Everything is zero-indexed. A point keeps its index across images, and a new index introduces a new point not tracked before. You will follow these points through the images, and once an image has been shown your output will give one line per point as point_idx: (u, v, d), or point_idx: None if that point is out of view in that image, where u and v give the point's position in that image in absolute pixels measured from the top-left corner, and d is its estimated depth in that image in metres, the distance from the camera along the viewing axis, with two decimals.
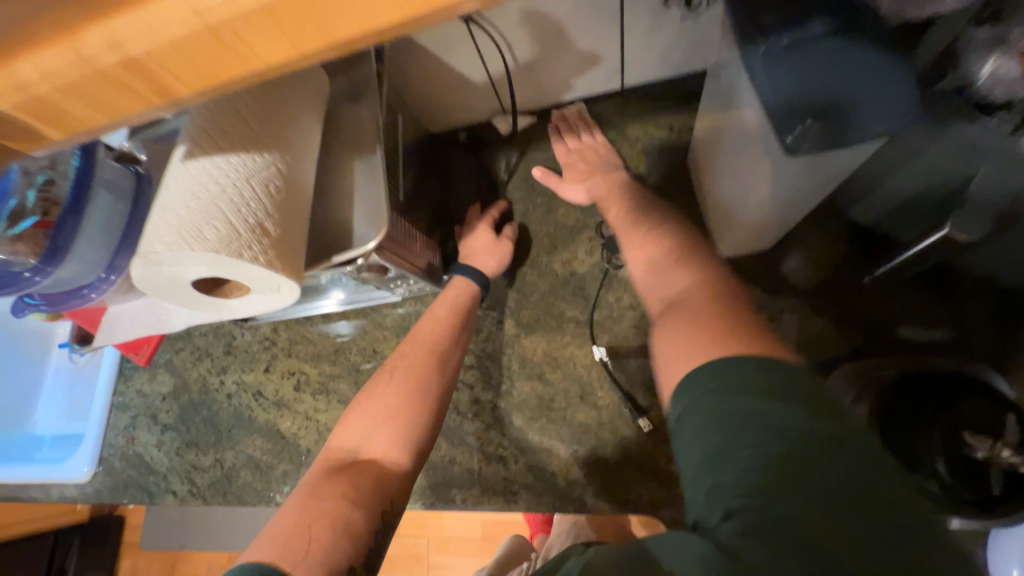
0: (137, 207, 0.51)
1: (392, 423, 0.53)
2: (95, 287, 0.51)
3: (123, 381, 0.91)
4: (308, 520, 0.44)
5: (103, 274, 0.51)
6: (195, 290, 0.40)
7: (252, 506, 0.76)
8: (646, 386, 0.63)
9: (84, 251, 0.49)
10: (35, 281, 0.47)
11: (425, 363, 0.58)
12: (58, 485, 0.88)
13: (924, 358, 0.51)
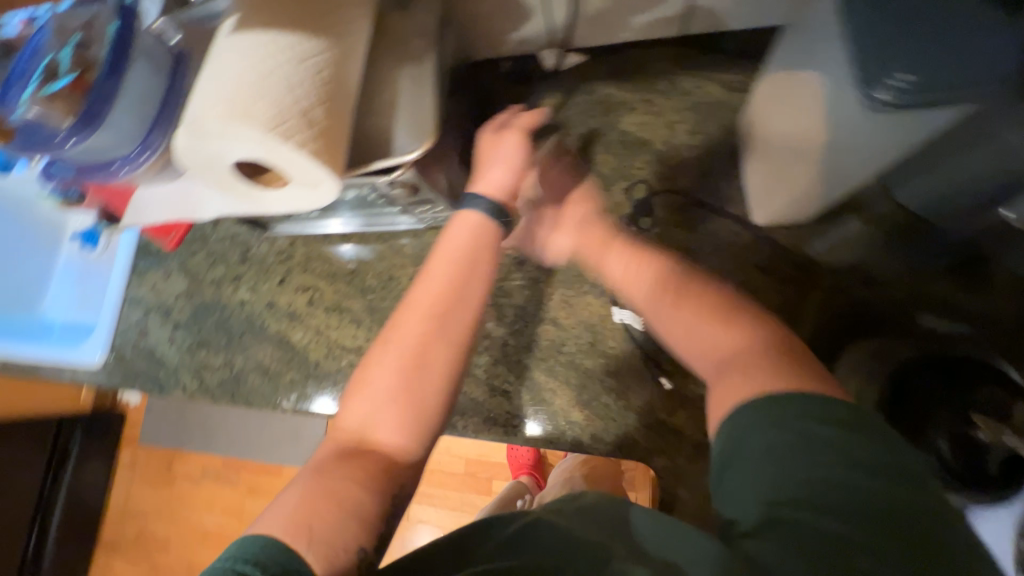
0: (174, 85, 0.48)
1: (402, 401, 0.44)
2: (127, 163, 0.48)
3: (137, 275, 0.92)
4: (313, 504, 0.38)
5: (136, 151, 0.48)
6: (236, 175, 0.39)
7: (258, 408, 0.78)
8: (658, 343, 0.63)
9: (121, 123, 0.46)
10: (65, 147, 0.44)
11: (430, 330, 0.46)
12: (70, 366, 0.91)
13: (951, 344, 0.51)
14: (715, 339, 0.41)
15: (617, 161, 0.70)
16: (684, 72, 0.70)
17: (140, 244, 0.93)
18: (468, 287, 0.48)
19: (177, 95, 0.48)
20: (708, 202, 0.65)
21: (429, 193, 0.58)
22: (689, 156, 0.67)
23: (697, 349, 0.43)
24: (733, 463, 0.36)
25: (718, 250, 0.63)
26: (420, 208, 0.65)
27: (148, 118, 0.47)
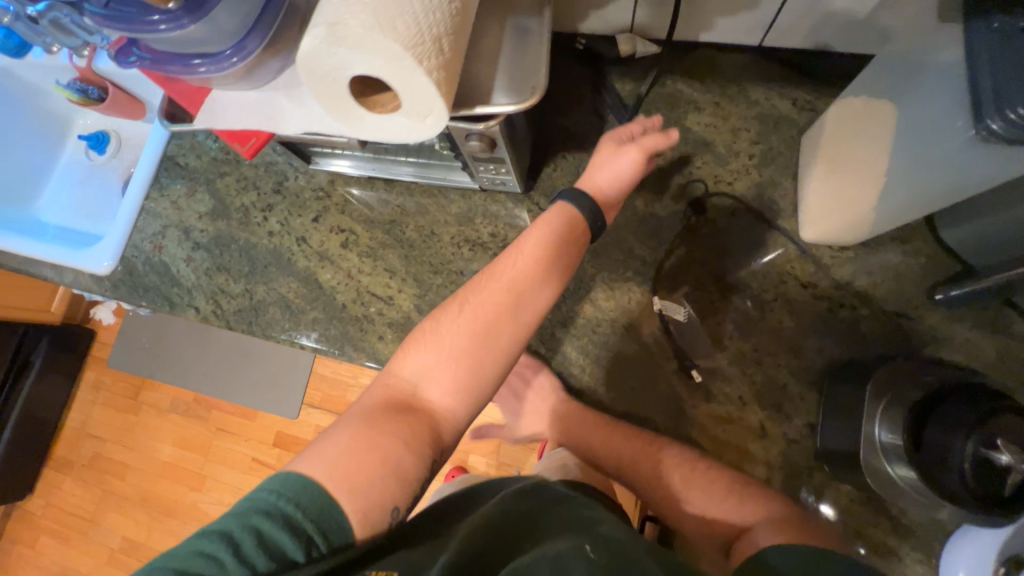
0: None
1: (456, 373, 0.47)
2: (211, 62, 0.45)
3: (157, 188, 0.88)
4: (359, 452, 0.41)
5: (227, 52, 0.44)
6: (342, 93, 0.38)
7: (275, 342, 0.77)
8: (693, 338, 0.64)
9: (220, 18, 0.43)
10: (159, 29, 0.42)
11: (502, 308, 0.49)
12: (74, 270, 0.87)
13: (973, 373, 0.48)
14: (727, 513, 0.54)
15: (677, 157, 0.71)
16: (756, 81, 0.71)
17: (165, 157, 0.90)
18: (544, 282, 0.51)
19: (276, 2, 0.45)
20: (761, 212, 0.67)
21: (500, 151, 0.57)
22: (748, 164, 0.69)
23: (691, 497, 0.56)
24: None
25: (764, 260, 0.65)
26: (482, 168, 0.64)
27: (245, 20, 0.44)
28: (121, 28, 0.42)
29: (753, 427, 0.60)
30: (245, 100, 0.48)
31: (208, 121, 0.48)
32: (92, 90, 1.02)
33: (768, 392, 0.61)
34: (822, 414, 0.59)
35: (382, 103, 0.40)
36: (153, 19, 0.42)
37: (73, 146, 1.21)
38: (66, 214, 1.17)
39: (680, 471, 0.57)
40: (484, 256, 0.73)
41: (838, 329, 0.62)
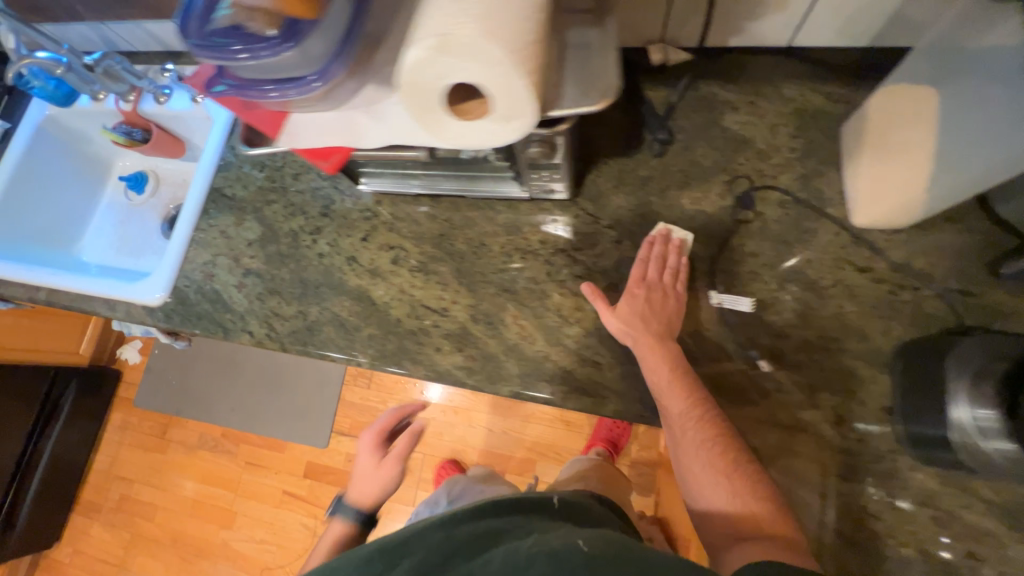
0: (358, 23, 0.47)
1: None
2: (281, 90, 0.48)
3: (206, 220, 0.91)
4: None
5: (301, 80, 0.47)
6: (438, 101, 0.40)
7: (331, 361, 0.77)
8: (755, 330, 0.64)
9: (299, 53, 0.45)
10: (241, 59, 0.45)
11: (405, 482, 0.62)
12: (128, 303, 0.89)
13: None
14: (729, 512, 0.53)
15: (718, 156, 0.73)
16: (788, 79, 0.74)
17: (212, 189, 0.92)
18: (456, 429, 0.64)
19: (355, 31, 0.47)
20: (808, 202, 0.68)
21: (556, 157, 0.60)
22: (790, 157, 0.70)
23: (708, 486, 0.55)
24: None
25: (817, 248, 0.66)
26: (534, 175, 0.66)
27: (327, 48, 0.46)
28: (206, 55, 0.45)
29: (827, 414, 0.60)
30: (322, 119, 0.51)
31: (290, 140, 0.51)
32: (137, 132, 1.06)
33: (838, 378, 0.61)
34: (896, 396, 0.58)
35: (474, 108, 0.42)
36: (236, 50, 0.44)
37: (112, 187, 1.25)
38: (107, 254, 1.20)
39: (710, 466, 0.55)
40: (536, 262, 0.74)
41: (901, 310, 0.62)
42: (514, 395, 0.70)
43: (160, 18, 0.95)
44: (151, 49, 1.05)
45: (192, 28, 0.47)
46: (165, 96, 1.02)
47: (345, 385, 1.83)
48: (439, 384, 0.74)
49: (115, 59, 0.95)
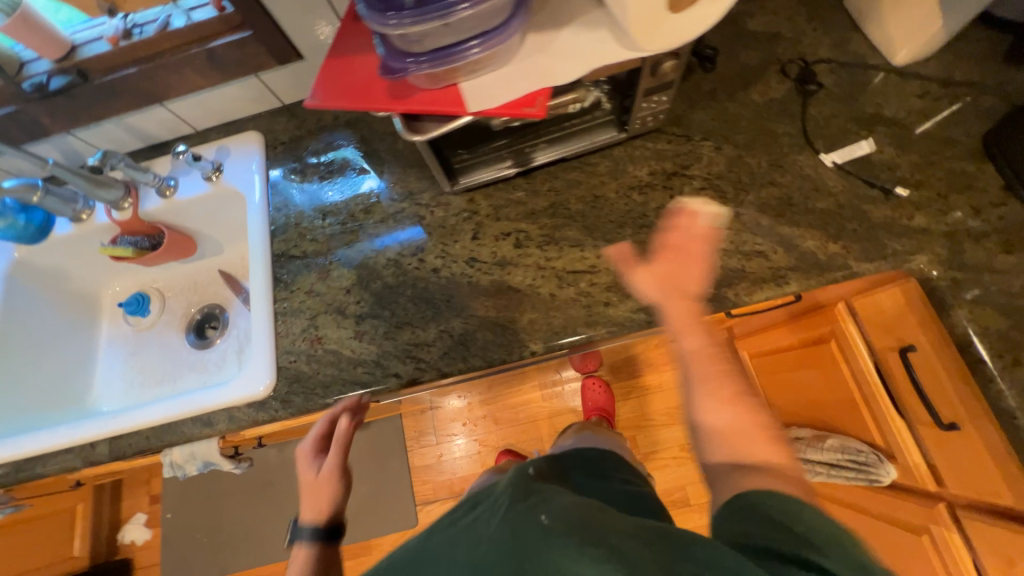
0: None
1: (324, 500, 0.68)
2: (425, 56, 0.47)
3: (283, 287, 0.82)
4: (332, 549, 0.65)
5: (458, 44, 0.47)
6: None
7: (501, 364, 0.72)
8: (874, 170, 0.72)
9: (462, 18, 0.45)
10: (394, 26, 0.43)
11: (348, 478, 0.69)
12: (226, 408, 0.76)
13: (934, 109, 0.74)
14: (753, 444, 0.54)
15: (759, 54, 0.82)
16: None
17: (276, 256, 0.84)
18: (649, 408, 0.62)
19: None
20: (851, 62, 0.79)
21: (676, 74, 0.63)
22: (817, 35, 0.82)
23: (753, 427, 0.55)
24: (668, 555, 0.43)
25: (879, 93, 0.77)
26: (644, 105, 0.69)
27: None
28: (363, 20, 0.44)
29: (965, 210, 0.68)
30: (499, 75, 0.50)
31: (483, 104, 0.48)
32: (143, 239, 0.93)
33: (955, 180, 0.70)
34: (1006, 174, 0.68)
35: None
36: (393, 14, 0.43)
37: (108, 321, 1.07)
38: (130, 393, 1.01)
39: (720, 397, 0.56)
40: (657, 193, 0.76)
41: (966, 114, 0.73)
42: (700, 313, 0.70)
43: (148, 106, 0.87)
44: (131, 146, 0.95)
45: None
46: (171, 188, 0.92)
47: (410, 451, 1.67)
48: (621, 336, 0.72)
49: (118, 156, 0.82)
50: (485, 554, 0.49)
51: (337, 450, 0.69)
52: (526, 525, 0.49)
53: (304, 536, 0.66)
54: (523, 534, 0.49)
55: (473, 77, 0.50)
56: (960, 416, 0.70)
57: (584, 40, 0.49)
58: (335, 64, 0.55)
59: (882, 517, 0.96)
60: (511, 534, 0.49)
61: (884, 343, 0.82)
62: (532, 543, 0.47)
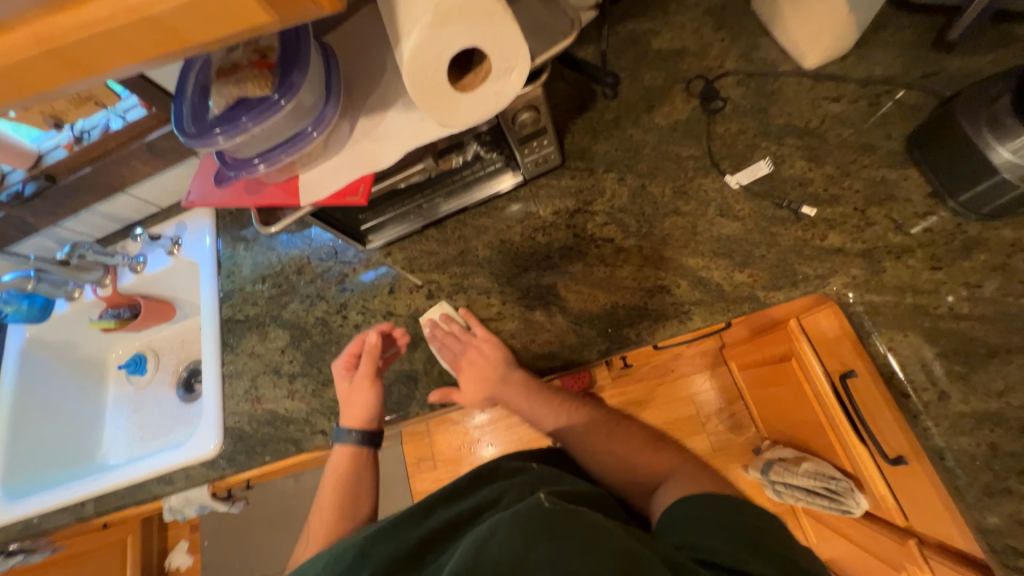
0: (333, 73, 0.50)
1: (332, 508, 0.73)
2: (261, 158, 0.51)
3: (230, 350, 0.89)
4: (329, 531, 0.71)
5: (286, 143, 0.50)
6: (443, 83, 0.44)
7: (416, 417, 0.74)
8: (783, 187, 0.67)
9: (279, 123, 0.49)
10: (220, 143, 0.48)
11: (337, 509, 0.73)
12: (185, 466, 0.84)
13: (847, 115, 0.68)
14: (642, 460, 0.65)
15: (664, 73, 0.79)
16: None
17: (224, 321, 0.91)
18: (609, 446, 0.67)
19: (334, 78, 0.50)
20: (759, 72, 0.74)
21: (541, 123, 0.63)
22: (724, 45, 0.77)
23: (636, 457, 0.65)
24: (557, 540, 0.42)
25: (791, 101, 0.71)
26: (524, 151, 0.69)
27: (316, 96, 0.49)
28: (193, 142, 0.48)
29: (885, 224, 0.62)
30: (331, 165, 0.54)
31: (315, 194, 0.53)
32: (124, 311, 1.05)
33: (875, 190, 0.64)
34: (934, 178, 0.61)
35: (477, 75, 0.46)
36: (215, 133, 0.47)
37: (114, 382, 1.19)
38: (132, 448, 1.12)
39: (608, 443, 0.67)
40: (559, 232, 0.76)
41: (888, 114, 0.67)
42: (605, 355, 0.69)
43: (112, 195, 0.97)
44: (108, 229, 1.07)
45: (188, 115, 0.49)
46: (141, 264, 1.02)
47: (411, 476, 1.71)
48: (528, 383, 0.72)
49: (87, 245, 0.95)
50: (489, 543, 0.43)
51: (368, 369, 0.71)
52: (530, 515, 0.45)
53: (343, 436, 0.73)
54: (526, 519, 0.44)
55: (311, 168, 0.55)
56: (905, 450, 0.63)
57: (406, 120, 0.51)
58: (205, 168, 0.61)
59: (866, 549, 0.87)
60: (516, 527, 0.44)
61: (833, 367, 0.75)
62: (535, 528, 0.43)
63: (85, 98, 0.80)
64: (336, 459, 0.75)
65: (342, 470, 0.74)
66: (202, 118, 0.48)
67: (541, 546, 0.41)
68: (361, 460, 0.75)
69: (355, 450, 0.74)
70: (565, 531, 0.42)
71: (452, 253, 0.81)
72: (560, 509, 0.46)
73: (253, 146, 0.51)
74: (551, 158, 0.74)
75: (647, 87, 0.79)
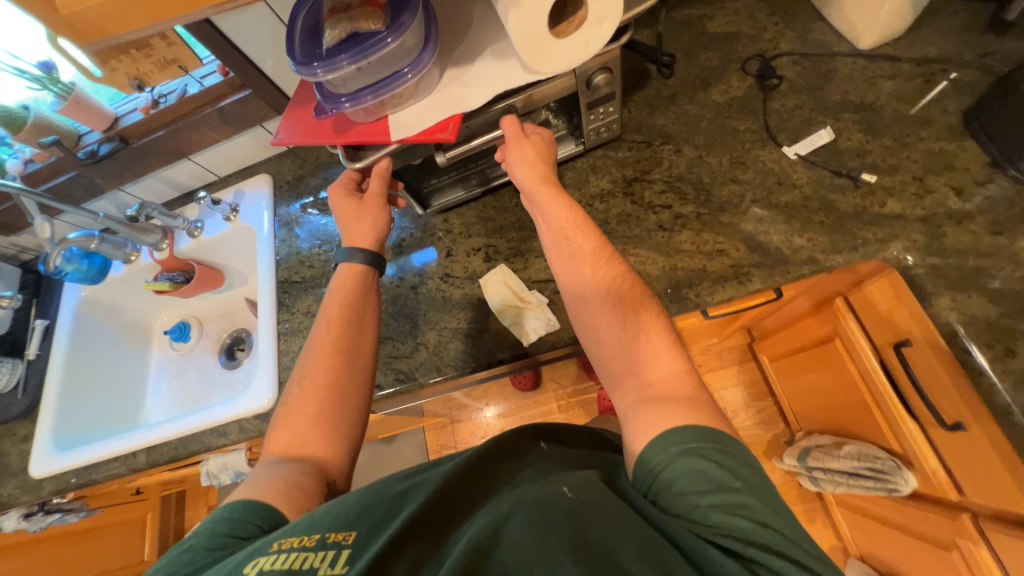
0: (432, 20, 0.54)
1: (333, 354, 0.67)
2: (356, 95, 0.55)
3: (286, 310, 0.91)
4: (324, 382, 0.65)
5: (384, 80, 0.54)
6: (544, 26, 0.47)
7: (474, 372, 0.76)
8: (842, 158, 0.70)
9: (381, 60, 0.52)
10: (325, 75, 0.51)
11: (337, 362, 0.66)
12: (239, 419, 0.86)
13: (904, 93, 0.71)
14: (644, 369, 0.52)
15: (719, 54, 0.82)
16: None
17: (279, 283, 0.94)
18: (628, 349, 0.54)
19: (433, 25, 0.54)
20: (815, 52, 0.77)
21: (612, 86, 0.66)
22: (779, 28, 0.81)
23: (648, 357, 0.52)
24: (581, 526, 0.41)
25: (846, 79, 0.74)
26: (590, 118, 0.72)
27: (416, 41, 0.53)
28: (300, 73, 0.52)
29: (947, 190, 0.64)
30: (421, 107, 0.57)
31: (405, 131, 0.56)
32: (178, 275, 1.08)
33: (933, 161, 0.66)
34: (995, 148, 0.64)
35: (570, 23, 0.50)
36: (320, 65, 0.50)
37: (157, 347, 1.22)
38: (172, 411, 1.13)
39: (615, 305, 0.56)
40: (617, 200, 0.78)
41: (945, 91, 0.69)
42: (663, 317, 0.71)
43: (177, 160, 1.01)
44: (168, 196, 1.11)
45: (296, 50, 0.52)
46: (199, 228, 1.06)
47: None
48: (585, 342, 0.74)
49: (153, 206, 0.99)
50: (506, 527, 0.42)
51: (376, 181, 0.72)
52: (550, 499, 0.44)
53: (348, 253, 0.73)
54: (545, 506, 0.43)
55: (400, 110, 0.58)
56: (963, 416, 0.64)
57: (495, 68, 0.55)
58: (292, 112, 0.64)
59: (914, 532, 0.86)
60: (536, 507, 0.43)
61: (884, 340, 0.76)
62: (556, 516, 0.42)
63: (170, 61, 0.85)
64: (339, 281, 0.73)
65: (348, 286, 0.72)
66: (311, 51, 0.51)
67: (561, 533, 0.40)
68: (368, 281, 0.73)
69: (361, 270, 0.73)
70: (588, 522, 0.41)
71: (511, 219, 0.84)
72: (587, 496, 0.44)
73: (351, 83, 0.54)
74: (613, 129, 0.77)
75: (704, 65, 0.82)
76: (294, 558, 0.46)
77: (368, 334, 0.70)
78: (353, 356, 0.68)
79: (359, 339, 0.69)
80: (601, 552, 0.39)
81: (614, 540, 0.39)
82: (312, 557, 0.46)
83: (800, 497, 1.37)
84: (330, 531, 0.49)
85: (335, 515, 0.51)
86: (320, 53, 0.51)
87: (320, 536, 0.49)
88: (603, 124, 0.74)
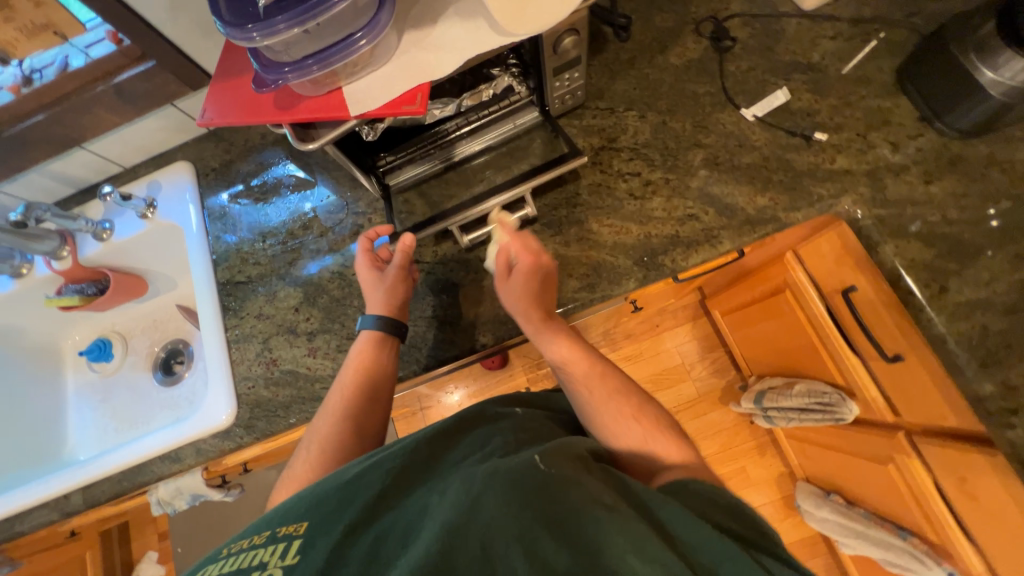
0: None
1: (343, 426, 0.63)
2: (302, 65, 0.47)
3: (233, 314, 0.82)
4: (328, 456, 0.62)
5: (337, 44, 0.47)
6: None
7: (455, 359, 0.73)
8: (792, 119, 0.73)
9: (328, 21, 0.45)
10: (261, 41, 0.43)
11: (344, 433, 0.63)
12: (195, 441, 0.78)
13: (843, 53, 0.75)
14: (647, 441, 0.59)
15: (674, 15, 0.81)
16: None
17: (221, 285, 0.84)
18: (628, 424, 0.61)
19: None
20: (762, 14, 0.79)
21: (580, 49, 0.63)
22: None
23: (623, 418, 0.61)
24: (558, 495, 0.43)
25: (793, 40, 0.77)
26: (556, 83, 0.68)
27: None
28: (231, 38, 0.44)
29: (885, 145, 0.70)
30: (380, 76, 0.51)
31: (366, 105, 0.50)
32: (88, 286, 0.94)
33: (873, 117, 0.71)
34: (923, 105, 0.69)
35: None
36: (253, 28, 0.43)
37: (73, 370, 1.05)
38: (103, 441, 0.99)
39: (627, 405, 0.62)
40: (588, 171, 0.76)
41: (880, 51, 0.74)
42: (639, 287, 0.72)
43: (66, 150, 0.84)
44: (61, 194, 0.93)
45: (222, 8, 0.44)
46: (108, 230, 0.91)
47: None
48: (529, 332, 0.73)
49: (44, 207, 0.82)
50: (482, 501, 0.43)
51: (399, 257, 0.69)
52: (524, 475, 0.45)
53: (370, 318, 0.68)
54: (520, 482, 0.44)
55: (353, 81, 0.51)
56: (902, 347, 0.72)
57: (461, 30, 0.50)
58: (223, 86, 0.54)
59: (855, 453, 0.99)
60: (505, 482, 0.44)
61: (831, 288, 0.82)
62: (529, 497, 0.43)
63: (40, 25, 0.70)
64: (360, 344, 0.68)
65: (365, 351, 0.67)
66: (241, 8, 0.43)
67: (537, 506, 0.42)
68: (387, 349, 0.68)
69: (378, 335, 0.68)
70: (561, 505, 0.42)
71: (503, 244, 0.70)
72: (559, 471, 0.46)
73: (295, 48, 0.47)
74: (578, 97, 0.74)
75: (660, 25, 0.80)
76: (242, 557, 0.44)
77: (383, 406, 0.66)
78: (364, 429, 0.64)
79: (373, 411, 0.65)
80: (586, 536, 0.40)
81: (596, 524, 0.41)
82: (260, 553, 0.44)
83: (752, 434, 1.51)
84: (282, 525, 0.46)
85: (285, 510, 0.48)
86: (255, 13, 0.43)
87: (269, 532, 0.46)
88: (568, 91, 0.71)
